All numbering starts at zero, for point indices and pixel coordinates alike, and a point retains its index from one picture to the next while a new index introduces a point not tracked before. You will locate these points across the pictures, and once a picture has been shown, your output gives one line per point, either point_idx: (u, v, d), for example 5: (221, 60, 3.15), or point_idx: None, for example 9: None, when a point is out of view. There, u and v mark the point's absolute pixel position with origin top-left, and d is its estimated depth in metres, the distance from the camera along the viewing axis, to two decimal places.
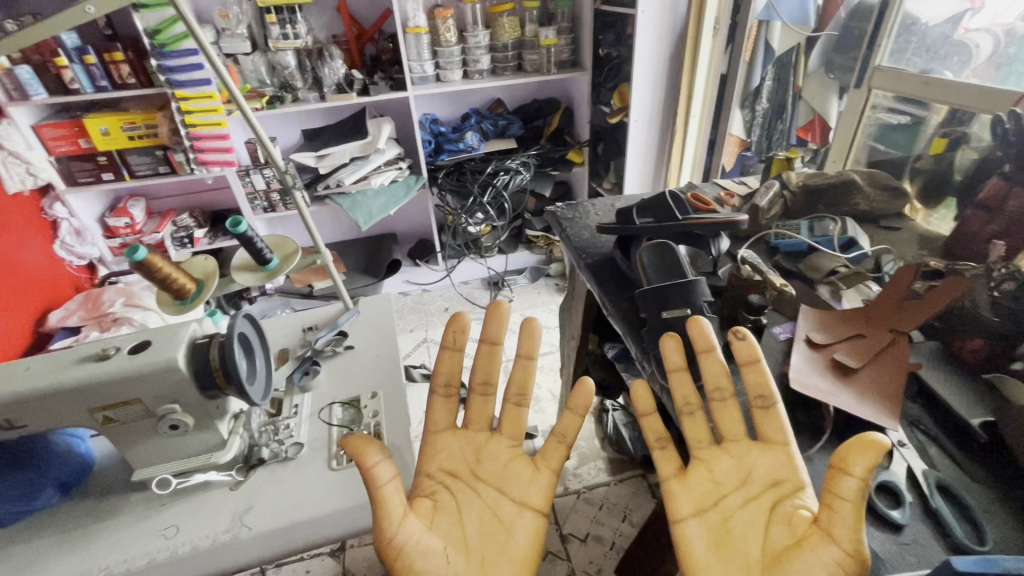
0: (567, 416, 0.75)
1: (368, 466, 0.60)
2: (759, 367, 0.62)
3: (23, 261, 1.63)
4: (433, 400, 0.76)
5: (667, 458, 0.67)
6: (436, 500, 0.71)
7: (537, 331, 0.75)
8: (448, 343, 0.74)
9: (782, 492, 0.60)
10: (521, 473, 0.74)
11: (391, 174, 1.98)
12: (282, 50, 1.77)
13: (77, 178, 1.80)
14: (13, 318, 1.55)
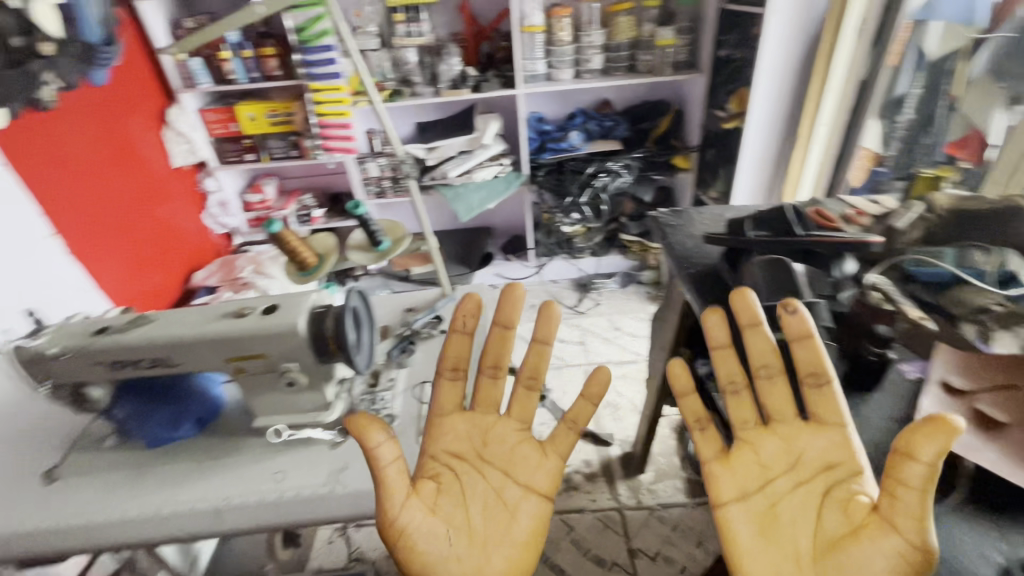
0: (581, 404, 0.72)
1: (372, 447, 0.64)
2: (809, 343, 0.63)
3: (177, 226, 1.89)
4: (441, 382, 0.74)
5: (706, 439, 0.69)
6: (439, 483, 0.70)
7: (554, 315, 0.70)
8: (456, 326, 0.72)
9: (835, 477, 0.63)
10: (529, 454, 0.72)
11: (494, 169, 2.04)
12: (405, 47, 1.88)
13: (228, 158, 2.06)
14: (167, 274, 1.81)
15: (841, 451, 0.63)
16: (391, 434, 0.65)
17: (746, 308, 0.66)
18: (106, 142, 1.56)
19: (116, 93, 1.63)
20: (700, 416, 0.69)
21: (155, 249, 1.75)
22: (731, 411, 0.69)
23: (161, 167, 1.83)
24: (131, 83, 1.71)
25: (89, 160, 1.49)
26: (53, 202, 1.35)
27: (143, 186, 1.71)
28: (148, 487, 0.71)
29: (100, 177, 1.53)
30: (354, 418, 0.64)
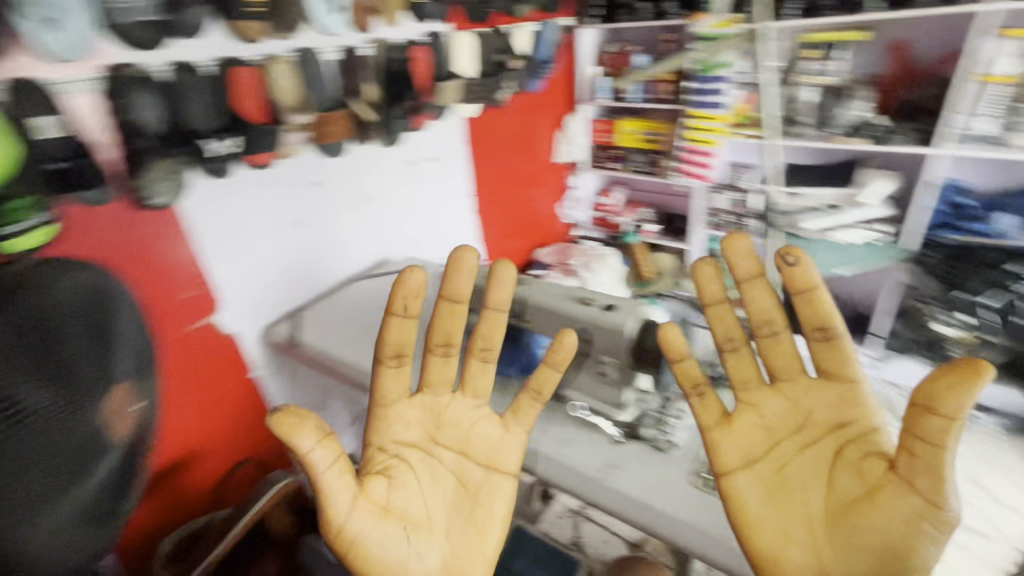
0: (547, 372, 0.75)
1: (304, 452, 0.62)
2: (812, 295, 0.64)
3: (539, 210, 2.24)
4: (381, 371, 0.73)
5: (705, 405, 0.70)
6: (391, 476, 0.72)
7: (507, 278, 0.74)
8: (396, 309, 0.70)
9: (846, 435, 0.64)
10: (490, 433, 0.76)
11: (868, 235, 1.79)
12: (802, 84, 1.76)
13: (596, 163, 2.37)
14: (521, 242, 2.19)
15: (851, 408, 0.65)
16: (324, 437, 0.64)
17: (744, 260, 0.67)
18: (522, 133, 1.99)
19: (540, 97, 2.05)
20: (699, 381, 0.71)
21: (520, 221, 2.14)
22: (733, 371, 0.70)
23: (547, 160, 2.20)
24: (553, 91, 2.12)
25: (509, 146, 1.93)
26: (480, 175, 1.83)
27: (531, 171, 2.11)
28: None
29: (510, 159, 1.96)
30: (282, 428, 0.61)
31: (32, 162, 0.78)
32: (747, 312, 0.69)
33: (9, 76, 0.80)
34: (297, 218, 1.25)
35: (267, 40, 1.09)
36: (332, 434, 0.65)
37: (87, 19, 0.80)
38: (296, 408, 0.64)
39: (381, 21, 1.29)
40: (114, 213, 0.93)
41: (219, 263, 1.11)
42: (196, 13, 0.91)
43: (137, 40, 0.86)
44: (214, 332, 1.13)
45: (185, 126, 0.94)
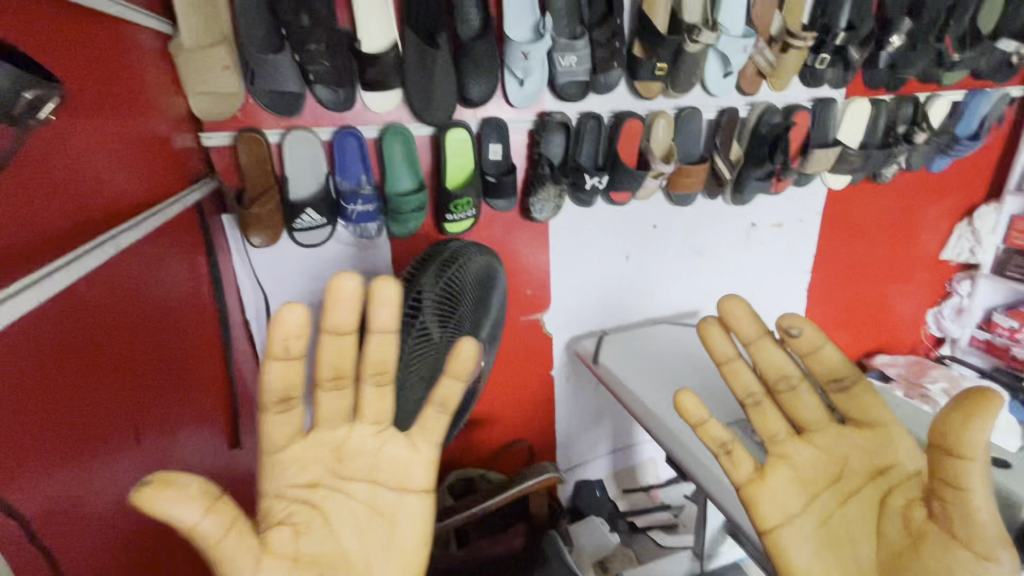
0: (450, 383, 0.59)
1: (188, 526, 0.43)
2: (820, 353, 0.63)
3: (898, 310, 1.83)
4: (264, 420, 0.53)
5: (736, 462, 0.61)
6: (297, 522, 0.53)
7: (389, 296, 0.55)
8: (275, 352, 0.51)
9: (889, 482, 0.59)
10: (399, 454, 0.59)
11: None
12: None
13: (1006, 270, 1.71)
14: (858, 338, 1.82)
15: (884, 450, 0.60)
16: (217, 500, 0.45)
17: (746, 320, 0.65)
18: (901, 216, 1.65)
19: (940, 179, 1.65)
20: (726, 438, 0.62)
21: (866, 315, 1.77)
22: (759, 426, 0.64)
23: (928, 253, 1.76)
24: (963, 174, 1.68)
25: (878, 227, 1.63)
26: (830, 252, 1.61)
27: (899, 263, 1.73)
28: None
29: (876, 242, 1.66)
30: (155, 506, 0.42)
31: (477, 173, 1.15)
32: (762, 370, 0.66)
33: (483, 115, 1.14)
34: (630, 252, 1.37)
35: (658, 99, 1.23)
36: (225, 495, 0.46)
37: (542, 78, 1.10)
38: (169, 473, 0.44)
39: (767, 86, 1.29)
40: (508, 219, 1.24)
41: (559, 273, 1.33)
42: (615, 75, 1.12)
43: (565, 96, 1.13)
44: (537, 327, 1.36)
45: (575, 159, 1.19)
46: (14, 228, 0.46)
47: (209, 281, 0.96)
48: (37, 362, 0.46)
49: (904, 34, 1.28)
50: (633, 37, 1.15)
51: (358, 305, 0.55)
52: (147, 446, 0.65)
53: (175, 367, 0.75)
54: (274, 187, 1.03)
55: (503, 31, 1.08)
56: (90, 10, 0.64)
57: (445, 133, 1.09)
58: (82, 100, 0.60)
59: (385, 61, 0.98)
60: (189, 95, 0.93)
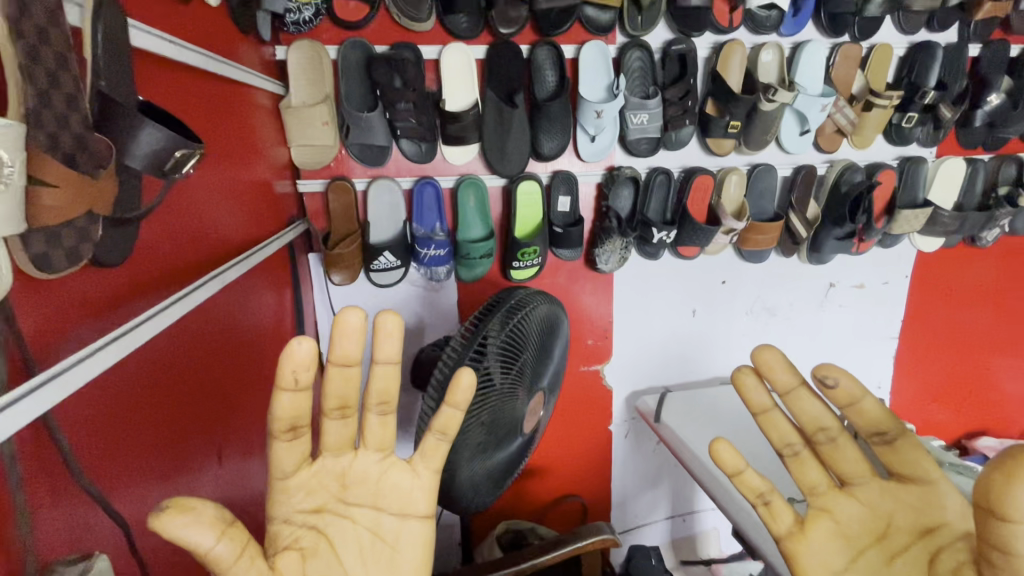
0: (450, 412, 0.54)
1: (203, 552, 0.40)
2: (861, 407, 0.56)
3: (1003, 387, 1.63)
4: (272, 448, 0.49)
5: (776, 514, 0.54)
6: (303, 547, 0.49)
7: (394, 329, 0.50)
8: (285, 383, 0.47)
9: (940, 541, 0.49)
10: (402, 481, 0.54)
11: None
12: None
13: None
14: (954, 415, 1.63)
15: (933, 508, 0.51)
16: (231, 526, 0.41)
17: (781, 371, 0.57)
18: (1003, 282, 1.50)
19: None
20: (764, 488, 0.54)
21: (963, 389, 1.60)
22: (797, 477, 0.56)
23: None
24: None
25: (977, 294, 1.49)
26: (918, 319, 1.48)
27: (1003, 334, 1.56)
28: None
29: (975, 309, 1.51)
30: (172, 535, 0.38)
31: (545, 223, 1.18)
32: (798, 420, 0.58)
33: (554, 168, 1.18)
34: (695, 307, 1.34)
35: (729, 157, 1.23)
36: (239, 520, 0.42)
37: (613, 134, 1.14)
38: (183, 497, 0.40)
39: (847, 144, 1.26)
40: (572, 269, 1.26)
41: (621, 325, 1.31)
42: (686, 132, 1.15)
43: (635, 151, 1.15)
44: (597, 378, 1.34)
45: (641, 214, 1.20)
46: (137, 263, 0.51)
47: (291, 313, 1.02)
48: (145, 382, 0.51)
49: (1000, 94, 1.23)
50: (706, 96, 1.17)
51: (362, 339, 0.49)
52: (226, 467, 0.69)
53: (256, 392, 0.80)
54: (357, 231, 1.11)
55: (579, 91, 1.12)
56: (218, 76, 0.73)
57: (517, 185, 1.14)
58: (211, 152, 0.69)
59: (466, 117, 1.05)
60: (292, 145, 1.04)
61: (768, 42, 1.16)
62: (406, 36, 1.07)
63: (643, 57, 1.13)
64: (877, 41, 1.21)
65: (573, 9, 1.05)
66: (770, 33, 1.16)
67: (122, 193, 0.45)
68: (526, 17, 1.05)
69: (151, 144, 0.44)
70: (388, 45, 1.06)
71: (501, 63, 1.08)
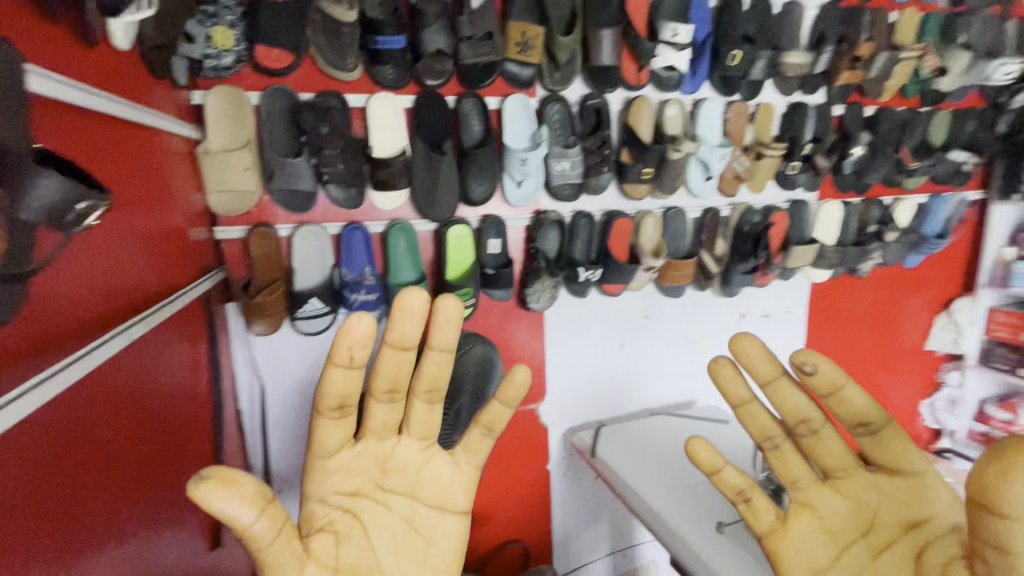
0: (496, 407, 0.63)
1: (242, 528, 0.44)
2: (842, 395, 0.56)
3: (891, 401, 1.82)
4: (319, 424, 0.57)
5: (757, 511, 0.58)
6: (337, 530, 0.55)
7: (452, 315, 0.58)
8: (340, 359, 0.54)
9: (925, 535, 0.53)
10: (442, 473, 0.62)
11: None
12: None
13: (992, 362, 1.74)
14: None
15: (920, 503, 0.55)
16: (269, 505, 0.46)
17: (762, 360, 0.58)
18: (882, 307, 1.71)
19: (916, 274, 1.73)
20: (744, 485, 0.59)
21: None
22: (779, 470, 0.60)
23: (914, 343, 1.79)
24: (936, 268, 1.75)
25: (862, 319, 1.68)
26: (818, 343, 1.64)
27: (886, 353, 1.76)
28: None
29: (861, 333, 1.70)
30: (214, 505, 0.42)
31: (477, 266, 1.20)
32: (781, 412, 0.60)
33: (484, 213, 1.22)
34: (623, 341, 1.40)
35: (645, 199, 1.32)
36: (275, 499, 0.47)
37: (539, 180, 1.20)
38: (228, 473, 0.45)
39: (745, 189, 1.41)
40: (504, 309, 1.28)
41: (553, 363, 1.34)
42: (605, 178, 1.22)
43: (559, 196, 1.22)
44: (532, 419, 1.34)
45: (568, 256, 1.27)
46: (32, 315, 0.47)
47: (206, 369, 0.95)
48: (32, 461, 0.45)
49: (863, 146, 1.43)
50: (621, 145, 1.26)
51: (418, 323, 0.56)
52: (131, 549, 0.60)
53: (164, 460, 0.72)
54: (281, 278, 1.07)
55: (504, 140, 1.18)
56: (131, 122, 0.70)
57: (447, 230, 1.16)
58: (118, 200, 0.65)
59: (396, 164, 1.06)
60: (208, 191, 0.99)
61: (672, 99, 1.29)
62: (333, 84, 1.08)
63: (561, 110, 1.21)
64: (762, 100, 1.38)
65: (496, 63, 1.12)
66: (673, 91, 1.29)
67: (13, 252, 0.41)
68: (452, 71, 1.10)
69: (50, 197, 0.42)
70: (314, 92, 1.07)
71: (430, 113, 1.12)
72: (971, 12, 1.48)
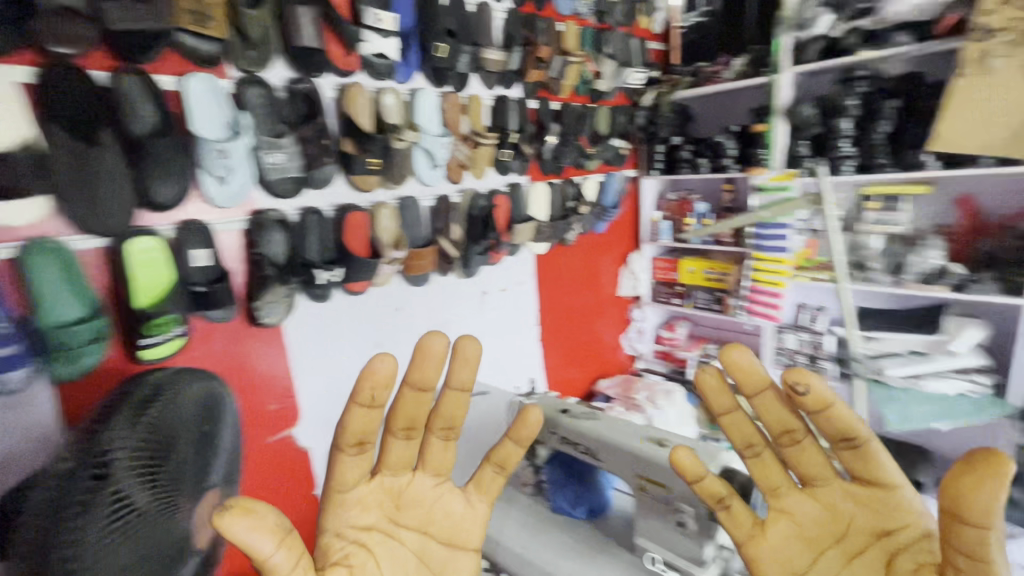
0: (508, 447, 0.70)
1: (263, 557, 0.47)
2: (830, 411, 0.57)
3: (602, 340, 2.25)
4: (338, 461, 0.62)
5: (736, 514, 0.62)
6: (351, 563, 0.59)
7: (472, 356, 0.66)
8: (362, 399, 0.60)
9: (894, 543, 0.56)
10: (453, 508, 0.68)
11: (961, 385, 1.58)
12: (870, 233, 1.72)
13: (657, 297, 2.33)
14: (582, 370, 2.16)
15: (893, 512, 0.57)
16: (286, 536, 0.49)
17: (748, 372, 0.61)
18: (587, 268, 2.08)
19: (604, 237, 2.16)
20: (724, 494, 0.62)
21: (581, 348, 2.13)
22: (757, 476, 0.64)
23: (611, 293, 2.26)
24: (617, 232, 2.23)
25: (574, 279, 2.02)
26: (546, 305, 1.90)
27: (594, 303, 2.16)
28: (545, 536, 0.86)
29: (575, 290, 2.04)
30: (236, 536, 0.46)
31: (181, 286, 0.97)
32: (767, 425, 0.63)
33: (180, 219, 0.99)
34: (377, 338, 1.35)
35: (377, 190, 1.30)
36: (291, 532, 0.51)
37: (248, 176, 1.03)
38: (245, 502, 0.48)
39: (470, 175, 1.51)
40: (231, 329, 1.08)
41: (302, 377, 1.21)
42: (330, 170, 1.15)
43: (280, 192, 1.08)
44: (287, 446, 1.20)
45: (302, 257, 1.14)
46: None
47: None
48: None
49: (554, 135, 1.70)
50: (341, 135, 1.19)
51: (443, 361, 0.65)
52: None
53: None
54: None
55: (188, 127, 0.96)
56: None
57: (124, 244, 0.90)
58: None
59: (18, 161, 0.78)
60: None
61: (390, 89, 1.25)
62: None
63: (263, 95, 1.05)
64: (471, 93, 1.48)
65: (164, 33, 0.89)
66: (387, 79, 1.27)
67: None
68: (98, 38, 0.84)
69: None
70: None
71: (66, 92, 0.82)
72: (610, 29, 1.88)
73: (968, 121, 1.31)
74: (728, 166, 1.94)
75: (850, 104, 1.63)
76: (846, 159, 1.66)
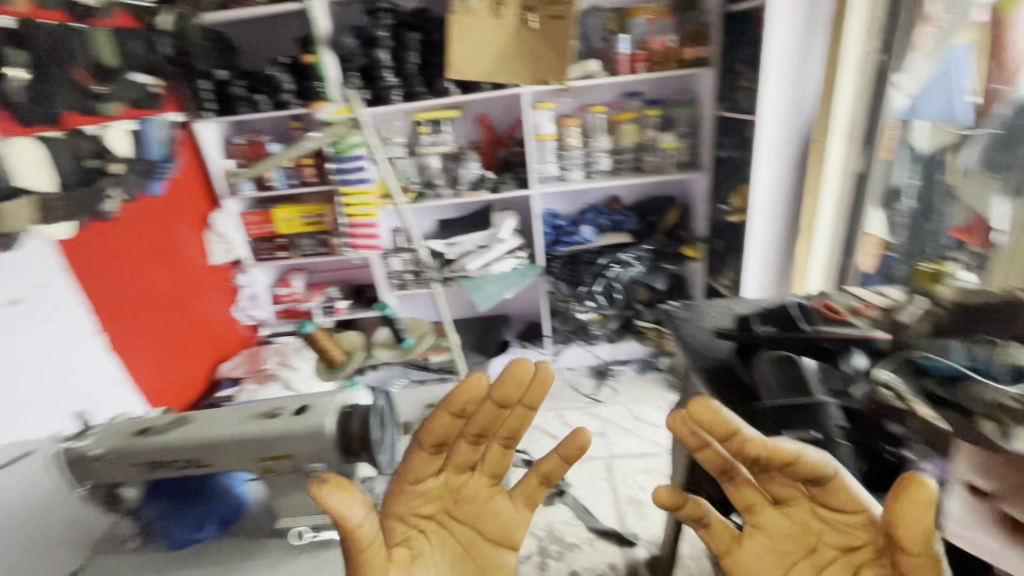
0: (553, 460, 0.62)
1: (353, 525, 0.53)
2: (803, 455, 0.53)
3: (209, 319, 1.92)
4: (412, 456, 0.63)
5: (715, 533, 0.61)
6: (410, 547, 0.61)
7: (548, 377, 0.59)
8: (452, 408, 0.60)
9: (858, 560, 0.54)
10: (502, 509, 0.63)
11: (511, 262, 2.09)
12: (428, 154, 1.99)
13: (260, 256, 2.10)
14: (193, 364, 1.81)
15: (857, 533, 0.55)
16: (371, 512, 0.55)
17: (717, 423, 0.53)
18: (153, 244, 1.66)
19: (165, 202, 1.74)
20: (699, 515, 0.60)
21: (182, 340, 1.76)
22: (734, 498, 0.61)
23: (200, 264, 1.90)
24: (181, 192, 1.84)
25: (140, 262, 1.59)
26: (105, 306, 1.44)
27: (181, 282, 1.78)
28: None
29: (147, 275, 1.61)
30: (328, 504, 0.52)
31: None
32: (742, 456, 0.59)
33: None
34: None
35: None
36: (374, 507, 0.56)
37: None
38: (340, 477, 0.54)
39: None
40: None
41: None
42: None
43: None
44: None
45: None
46: None
47: None
48: None
49: (20, 66, 1.12)
50: None
51: (528, 385, 0.59)
52: None
53: None
54: None
55: None
56: None
57: None
58: None
59: None
60: None
61: None
62: None
63: None
64: None
65: None
66: None
67: None
68: None
69: None
70: None
71: None
72: None
73: (467, 50, 1.51)
74: (290, 102, 1.83)
75: (382, 35, 1.73)
76: (392, 89, 1.81)
